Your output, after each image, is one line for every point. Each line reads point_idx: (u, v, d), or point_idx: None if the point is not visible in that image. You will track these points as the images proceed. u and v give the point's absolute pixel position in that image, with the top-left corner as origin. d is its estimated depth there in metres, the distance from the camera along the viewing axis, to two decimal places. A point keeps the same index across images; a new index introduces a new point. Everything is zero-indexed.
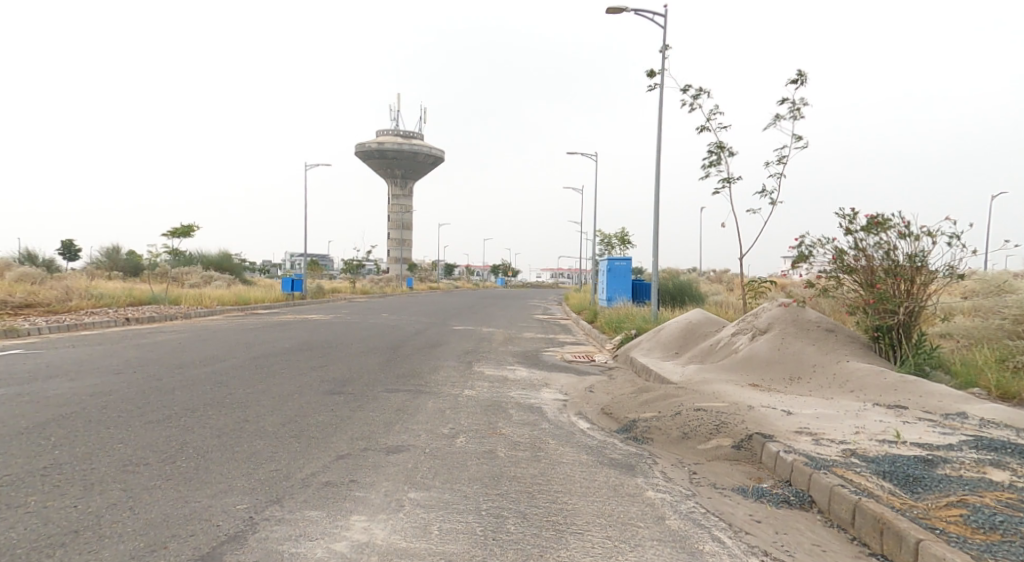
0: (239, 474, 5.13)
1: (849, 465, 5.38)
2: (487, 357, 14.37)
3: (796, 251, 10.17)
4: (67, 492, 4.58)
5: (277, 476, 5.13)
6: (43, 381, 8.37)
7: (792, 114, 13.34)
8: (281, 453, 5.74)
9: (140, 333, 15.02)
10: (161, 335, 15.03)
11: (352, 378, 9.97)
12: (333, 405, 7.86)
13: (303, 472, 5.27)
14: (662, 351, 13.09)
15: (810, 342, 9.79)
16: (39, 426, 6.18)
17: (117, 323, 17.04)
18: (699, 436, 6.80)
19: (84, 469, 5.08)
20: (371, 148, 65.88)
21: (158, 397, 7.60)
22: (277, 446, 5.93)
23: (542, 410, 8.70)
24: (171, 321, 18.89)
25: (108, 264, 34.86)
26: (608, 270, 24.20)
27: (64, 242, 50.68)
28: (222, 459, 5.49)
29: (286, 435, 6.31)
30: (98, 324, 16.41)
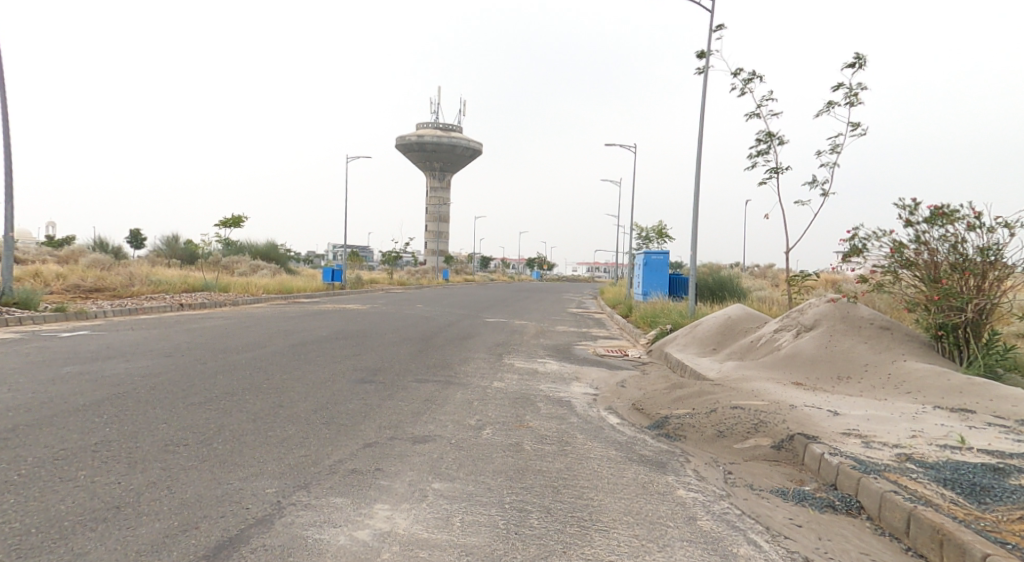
0: (273, 457, 4.83)
1: (904, 472, 5.14)
2: (519, 349, 14.25)
3: (850, 243, 9.86)
4: (112, 469, 4.38)
5: (306, 462, 4.82)
6: (105, 359, 8.46)
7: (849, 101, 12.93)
8: (311, 439, 5.45)
9: (192, 318, 15.24)
10: (210, 320, 15.22)
11: (384, 367, 9.91)
12: (363, 393, 7.80)
13: (332, 458, 4.96)
14: (699, 347, 12.81)
15: (860, 340, 9.47)
16: (94, 404, 5.96)
17: (173, 308, 17.33)
18: (735, 434, 6.59)
19: (131, 446, 4.84)
20: (411, 140, 66.19)
21: (206, 377, 7.61)
22: (303, 429, 5.78)
23: (571, 404, 8.54)
24: (222, 308, 19.18)
25: (167, 252, 35.73)
26: (645, 264, 23.89)
27: (132, 232, 52.12)
28: (258, 441, 5.22)
29: (313, 419, 6.14)
30: (157, 309, 16.71)
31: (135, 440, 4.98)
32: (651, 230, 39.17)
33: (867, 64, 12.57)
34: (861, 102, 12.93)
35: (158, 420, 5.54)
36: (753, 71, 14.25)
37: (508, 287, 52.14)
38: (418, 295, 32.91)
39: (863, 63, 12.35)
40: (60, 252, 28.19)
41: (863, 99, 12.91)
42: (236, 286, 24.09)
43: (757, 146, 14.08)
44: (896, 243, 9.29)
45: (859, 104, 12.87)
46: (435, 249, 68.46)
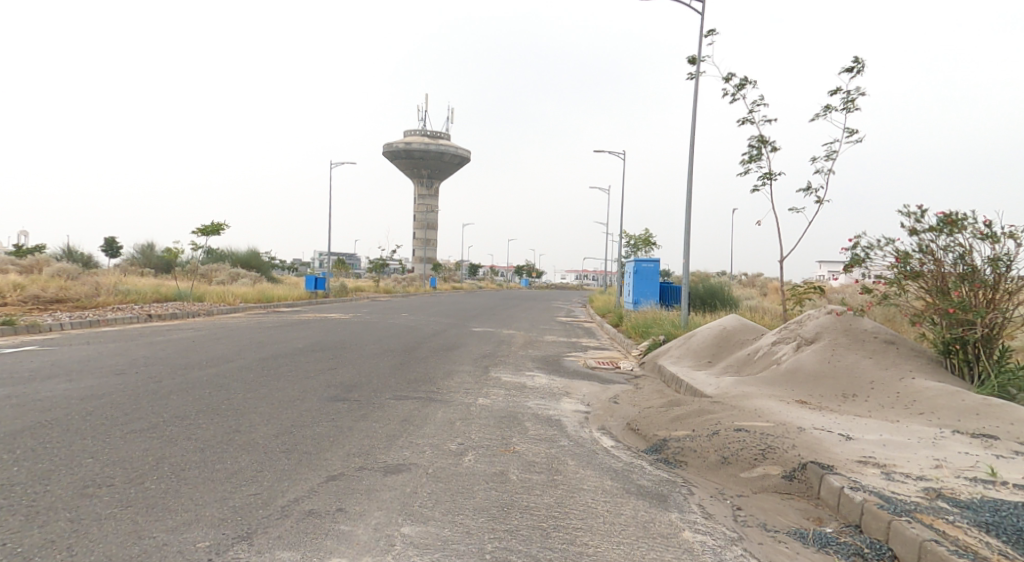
0: (212, 498, 4.20)
1: (939, 512, 4.64)
2: (506, 361, 13.61)
3: (851, 253, 9.33)
4: (3, 525, 3.72)
5: (255, 503, 4.18)
6: (39, 379, 7.73)
7: (846, 105, 12.47)
8: (268, 473, 4.79)
9: (160, 330, 14.47)
10: (178, 332, 14.46)
11: (359, 383, 9.24)
12: (331, 414, 7.14)
13: (285, 497, 4.31)
14: (693, 359, 12.23)
15: (865, 354, 8.92)
16: (9, 436, 5.30)
17: (140, 319, 16.56)
18: (741, 462, 6.02)
19: (36, 490, 4.19)
20: (399, 147, 65.43)
21: (154, 398, 6.94)
22: (259, 459, 5.12)
23: (561, 424, 7.93)
24: (194, 318, 18.42)
25: (142, 261, 34.95)
26: (634, 271, 23.35)
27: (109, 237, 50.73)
28: (199, 477, 4.56)
29: (271, 448, 5.47)
30: (122, 321, 15.92)
31: (52, 483, 4.32)
32: (640, 238, 38.60)
33: (865, 67, 12.10)
34: (858, 107, 12.46)
35: (85, 454, 4.89)
36: (746, 74, 13.75)
37: (496, 295, 51.48)
38: (402, 303, 32.16)
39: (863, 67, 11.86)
40: (22, 261, 27.20)
41: (860, 105, 12.44)
42: (209, 295, 23.26)
43: (750, 151, 13.63)
44: (900, 252, 8.74)
45: (857, 108, 12.37)
46: (421, 257, 67.67)
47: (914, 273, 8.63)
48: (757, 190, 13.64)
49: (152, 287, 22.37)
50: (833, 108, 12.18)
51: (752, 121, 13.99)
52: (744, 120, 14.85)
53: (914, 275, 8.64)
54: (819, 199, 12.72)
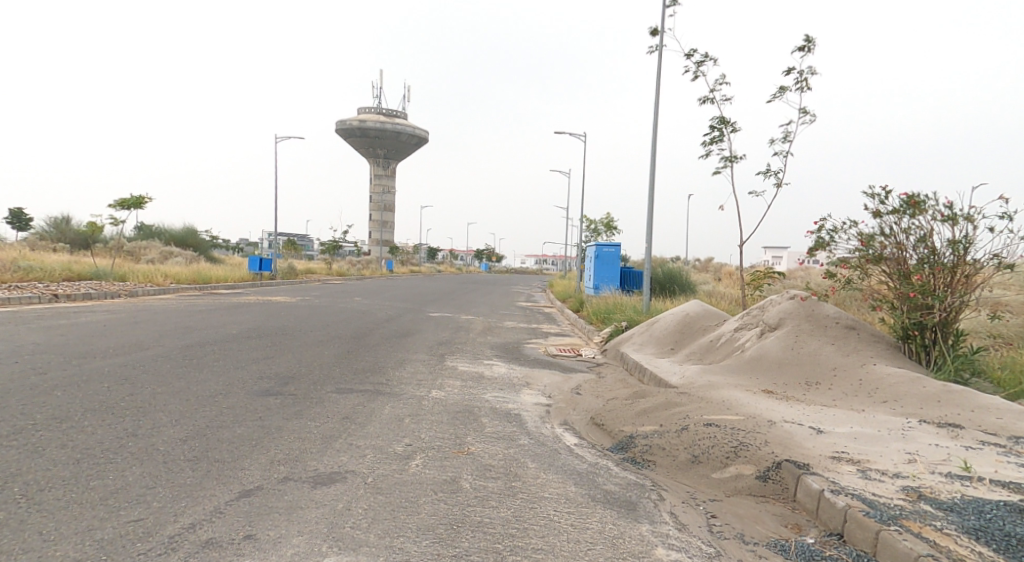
0: (73, 530, 3.85)
1: (926, 517, 4.16)
2: (462, 349, 12.97)
3: (817, 236, 8.91)
4: None
5: (134, 534, 3.84)
6: None
7: (800, 85, 12.00)
8: (162, 490, 4.33)
9: (61, 312, 13.43)
10: (86, 315, 13.45)
11: (297, 374, 8.52)
12: (262, 411, 6.42)
13: (176, 525, 3.94)
14: (656, 347, 11.74)
15: (828, 340, 8.30)
16: None
17: (41, 300, 15.46)
18: (713, 461, 5.35)
19: None
20: (353, 126, 63.73)
21: (42, 400, 6.15)
22: (153, 473, 4.60)
23: (521, 419, 7.35)
24: (108, 299, 17.32)
25: (56, 236, 33.10)
26: (594, 255, 22.92)
27: (12, 213, 47.59)
28: (60, 501, 4.15)
29: (173, 456, 4.90)
30: (16, 301, 14.83)
31: None
32: (599, 221, 38.26)
33: (818, 45, 11.79)
34: (813, 87, 12.14)
35: None
36: (705, 53, 13.35)
37: (453, 278, 50.55)
38: (353, 286, 31.15)
39: (815, 45, 11.55)
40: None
41: (811, 85, 11.99)
42: (134, 276, 21.99)
43: (708, 133, 13.28)
44: (863, 234, 8.30)
45: (808, 89, 11.95)
46: (378, 240, 66.31)
47: (876, 257, 8.19)
48: (716, 172, 13.24)
49: (66, 266, 20.96)
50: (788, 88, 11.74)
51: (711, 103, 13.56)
52: (704, 101, 14.46)
53: (875, 259, 8.18)
54: (777, 182, 12.45)
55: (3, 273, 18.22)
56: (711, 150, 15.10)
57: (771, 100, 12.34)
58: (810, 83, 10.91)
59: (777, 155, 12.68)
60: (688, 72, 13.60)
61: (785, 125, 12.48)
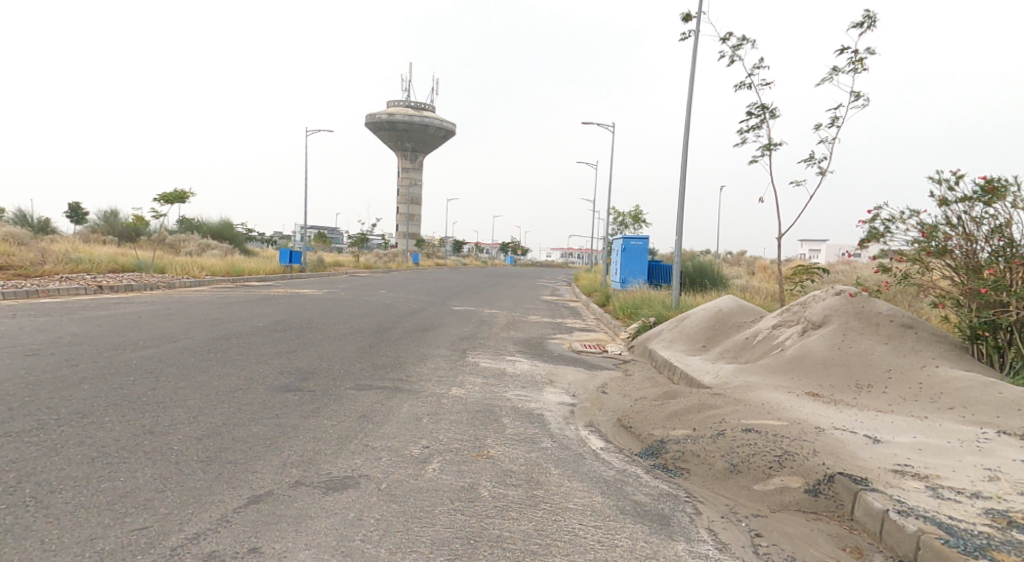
0: (73, 539, 3.57)
1: (1019, 549, 3.78)
2: (486, 344, 12.64)
3: (868, 227, 8.43)
4: None
5: (133, 545, 3.54)
6: None
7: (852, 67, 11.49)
8: (170, 495, 4.04)
9: (105, 304, 13.32)
10: (128, 306, 13.32)
11: (317, 369, 8.26)
12: (275, 408, 6.14)
13: (180, 535, 3.65)
14: (686, 344, 11.30)
15: (880, 340, 7.88)
16: None
17: (86, 291, 15.43)
18: (754, 472, 4.95)
19: None
20: (382, 119, 63.88)
21: (54, 393, 5.93)
22: (164, 475, 4.31)
23: (544, 420, 7.00)
24: (150, 291, 17.25)
25: (106, 229, 33.47)
26: (622, 249, 22.45)
27: (73, 204, 48.64)
28: (66, 504, 3.88)
29: (186, 456, 4.61)
30: (64, 292, 14.79)
31: None
32: (627, 214, 37.64)
33: (872, 25, 11.27)
34: (865, 70, 11.64)
35: None
36: (745, 36, 12.84)
37: (479, 272, 50.26)
38: (379, 279, 31.01)
39: (868, 25, 11.02)
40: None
41: (867, 67, 11.46)
42: (173, 267, 21.97)
43: (747, 120, 12.77)
44: (926, 225, 7.86)
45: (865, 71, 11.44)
46: (404, 232, 66.24)
47: (940, 249, 7.74)
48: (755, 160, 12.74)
49: (111, 257, 21.03)
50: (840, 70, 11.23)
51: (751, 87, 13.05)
52: (741, 86, 13.94)
53: (940, 251, 7.75)
54: (821, 171, 11.96)
55: (53, 264, 18.29)
56: (748, 137, 14.58)
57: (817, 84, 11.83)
58: (862, 65, 10.43)
59: (821, 142, 12.19)
60: (725, 56, 13.09)
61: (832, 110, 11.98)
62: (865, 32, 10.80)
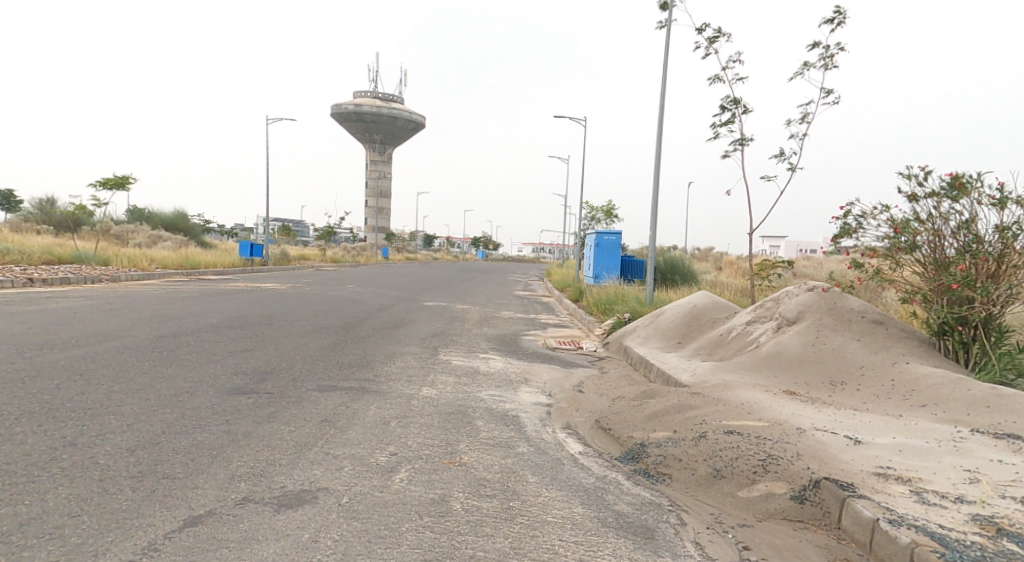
0: None
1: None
2: (457, 341, 12.32)
3: (840, 223, 8.21)
4: None
5: None
6: None
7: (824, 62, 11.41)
8: (85, 522, 3.70)
9: (37, 298, 12.73)
10: (62, 300, 12.75)
11: (276, 369, 7.86)
12: (229, 412, 5.76)
13: None
14: (661, 340, 11.07)
15: (853, 336, 7.60)
16: None
17: (15, 284, 14.84)
18: (737, 477, 4.69)
19: None
20: (350, 111, 62.97)
21: None
22: (79, 496, 3.96)
23: (520, 423, 6.71)
24: (88, 284, 16.65)
25: (41, 218, 32.43)
26: (595, 244, 22.25)
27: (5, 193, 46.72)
28: None
29: (114, 472, 4.24)
30: None
31: None
32: (599, 208, 37.57)
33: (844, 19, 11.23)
34: (837, 64, 11.55)
35: None
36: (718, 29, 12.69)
37: (448, 266, 49.81)
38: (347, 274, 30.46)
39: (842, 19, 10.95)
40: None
41: (838, 61, 11.38)
42: (118, 259, 21.24)
43: (719, 113, 12.63)
44: (896, 220, 7.65)
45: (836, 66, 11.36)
46: (374, 226, 65.45)
47: (909, 245, 7.52)
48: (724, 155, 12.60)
49: (47, 248, 20.20)
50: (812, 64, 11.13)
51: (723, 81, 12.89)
52: (713, 79, 13.81)
53: (909, 247, 7.53)
54: (792, 165, 11.88)
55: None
56: (720, 131, 14.46)
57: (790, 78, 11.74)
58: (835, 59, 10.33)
59: (792, 137, 12.08)
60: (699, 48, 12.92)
61: (804, 104, 11.91)
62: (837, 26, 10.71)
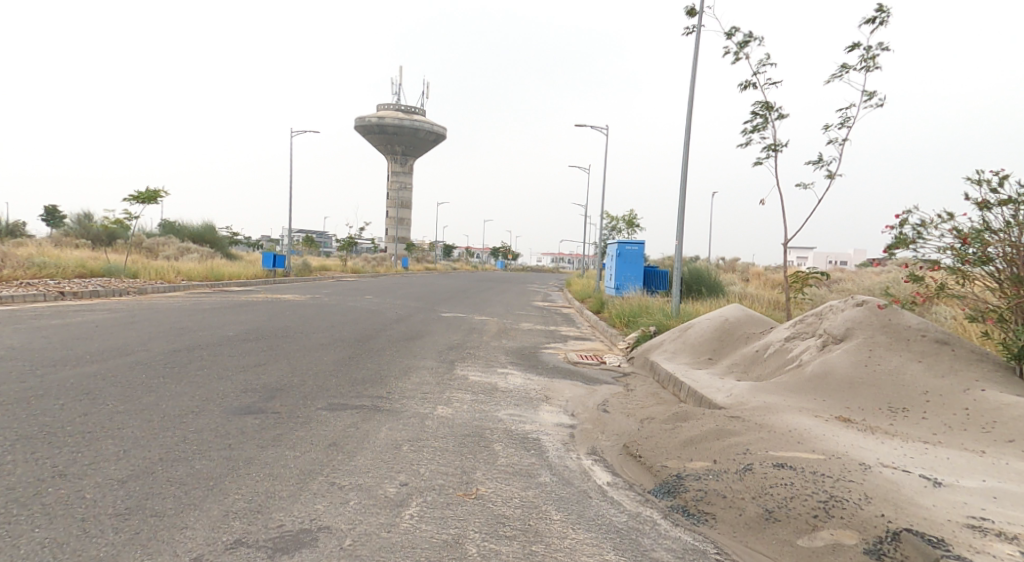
0: None
1: None
2: (475, 355, 11.79)
3: (896, 232, 7.66)
4: None
5: None
6: None
7: (864, 66, 10.85)
8: None
9: (62, 312, 12.40)
10: (91, 314, 12.40)
11: (287, 386, 7.38)
12: (228, 435, 5.28)
13: None
14: (691, 356, 10.48)
15: (910, 357, 7.02)
16: None
17: (46, 297, 14.53)
18: (798, 522, 4.13)
19: None
20: (371, 122, 63.02)
21: None
22: (56, 540, 3.49)
23: (542, 447, 6.16)
24: (119, 297, 16.34)
25: (79, 232, 32.48)
26: (617, 254, 21.67)
27: (47, 206, 47.46)
28: None
29: (100, 509, 3.77)
30: (23, 300, 13.92)
31: None
32: (621, 218, 36.96)
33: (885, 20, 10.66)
34: (879, 67, 10.97)
35: None
36: (750, 32, 12.16)
37: (468, 276, 49.44)
38: (366, 284, 30.14)
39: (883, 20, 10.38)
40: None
41: (880, 64, 10.80)
42: (146, 271, 21.04)
43: (752, 119, 12.09)
44: (964, 230, 7.11)
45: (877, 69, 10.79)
46: (393, 235, 65.28)
47: (979, 257, 6.98)
48: (757, 163, 12.04)
49: (76, 260, 20.09)
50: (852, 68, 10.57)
51: (756, 85, 12.35)
52: (745, 85, 13.26)
53: (980, 260, 6.99)
54: (829, 173, 11.30)
55: (13, 268, 17.35)
56: (752, 138, 13.90)
57: (828, 82, 11.19)
58: (877, 62, 9.80)
59: (831, 144, 11.49)
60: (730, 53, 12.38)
61: (842, 109, 11.33)
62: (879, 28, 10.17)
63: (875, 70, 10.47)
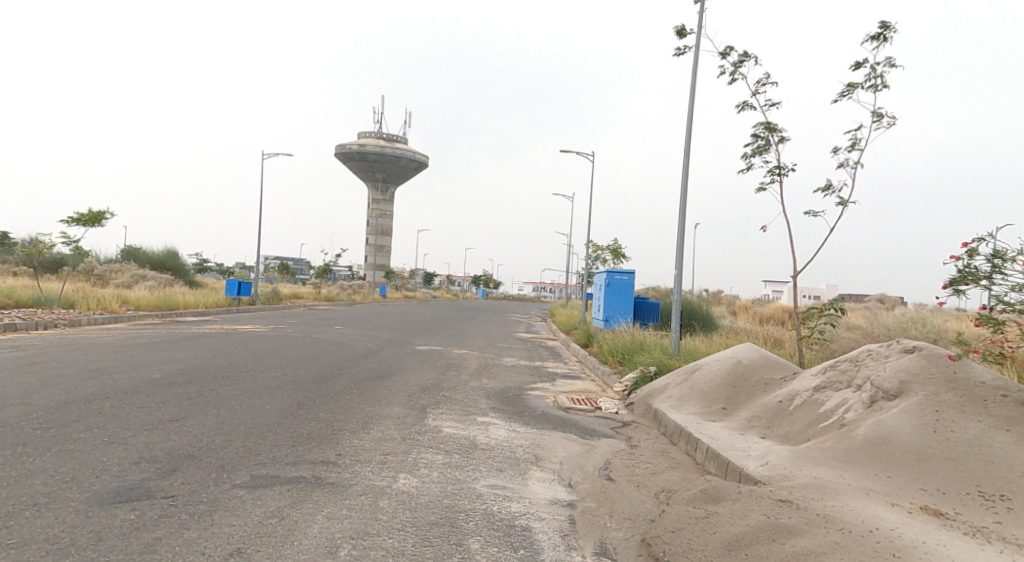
0: None
1: None
2: (450, 398, 10.18)
3: (963, 265, 6.21)
4: None
5: None
6: None
7: (873, 81, 9.50)
8: None
9: None
10: (0, 353, 10.70)
11: (201, 455, 5.80)
12: (63, 550, 3.98)
13: None
14: (699, 406, 8.96)
15: (991, 424, 5.60)
16: None
17: None
18: None
19: None
20: (353, 149, 61.82)
21: None
22: None
23: (532, 542, 4.63)
24: (45, 332, 14.61)
25: (30, 260, 30.65)
26: (606, 284, 20.24)
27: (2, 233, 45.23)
28: None
29: None
30: None
31: None
32: (604, 247, 35.72)
33: (897, 33, 9.39)
34: (890, 81, 9.60)
35: None
36: (747, 46, 10.89)
37: (449, 306, 47.87)
38: (339, 313, 28.44)
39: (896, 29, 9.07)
40: None
41: (893, 77, 9.43)
42: (87, 301, 19.28)
43: (751, 143, 10.76)
44: None
45: (889, 84, 9.44)
46: (372, 263, 63.59)
47: None
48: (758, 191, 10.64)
49: (9, 291, 18.37)
50: (862, 83, 9.22)
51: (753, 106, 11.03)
52: (741, 106, 11.91)
53: None
54: (838, 200, 9.93)
55: None
56: (752, 162, 12.53)
57: (835, 100, 9.84)
58: (891, 74, 8.47)
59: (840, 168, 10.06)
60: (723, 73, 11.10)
61: (851, 131, 9.95)
62: (891, 39, 8.86)
63: (889, 85, 9.13)
